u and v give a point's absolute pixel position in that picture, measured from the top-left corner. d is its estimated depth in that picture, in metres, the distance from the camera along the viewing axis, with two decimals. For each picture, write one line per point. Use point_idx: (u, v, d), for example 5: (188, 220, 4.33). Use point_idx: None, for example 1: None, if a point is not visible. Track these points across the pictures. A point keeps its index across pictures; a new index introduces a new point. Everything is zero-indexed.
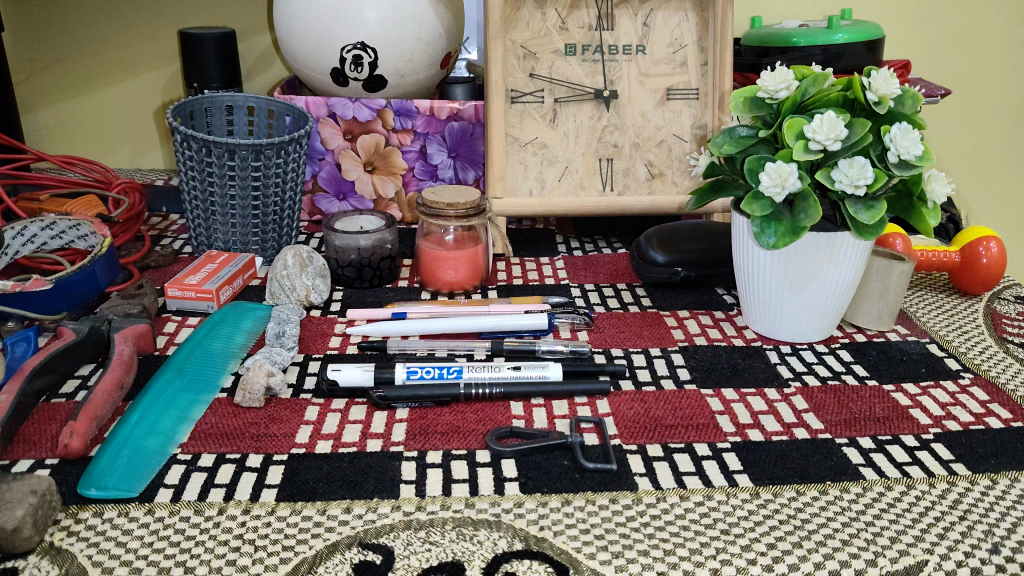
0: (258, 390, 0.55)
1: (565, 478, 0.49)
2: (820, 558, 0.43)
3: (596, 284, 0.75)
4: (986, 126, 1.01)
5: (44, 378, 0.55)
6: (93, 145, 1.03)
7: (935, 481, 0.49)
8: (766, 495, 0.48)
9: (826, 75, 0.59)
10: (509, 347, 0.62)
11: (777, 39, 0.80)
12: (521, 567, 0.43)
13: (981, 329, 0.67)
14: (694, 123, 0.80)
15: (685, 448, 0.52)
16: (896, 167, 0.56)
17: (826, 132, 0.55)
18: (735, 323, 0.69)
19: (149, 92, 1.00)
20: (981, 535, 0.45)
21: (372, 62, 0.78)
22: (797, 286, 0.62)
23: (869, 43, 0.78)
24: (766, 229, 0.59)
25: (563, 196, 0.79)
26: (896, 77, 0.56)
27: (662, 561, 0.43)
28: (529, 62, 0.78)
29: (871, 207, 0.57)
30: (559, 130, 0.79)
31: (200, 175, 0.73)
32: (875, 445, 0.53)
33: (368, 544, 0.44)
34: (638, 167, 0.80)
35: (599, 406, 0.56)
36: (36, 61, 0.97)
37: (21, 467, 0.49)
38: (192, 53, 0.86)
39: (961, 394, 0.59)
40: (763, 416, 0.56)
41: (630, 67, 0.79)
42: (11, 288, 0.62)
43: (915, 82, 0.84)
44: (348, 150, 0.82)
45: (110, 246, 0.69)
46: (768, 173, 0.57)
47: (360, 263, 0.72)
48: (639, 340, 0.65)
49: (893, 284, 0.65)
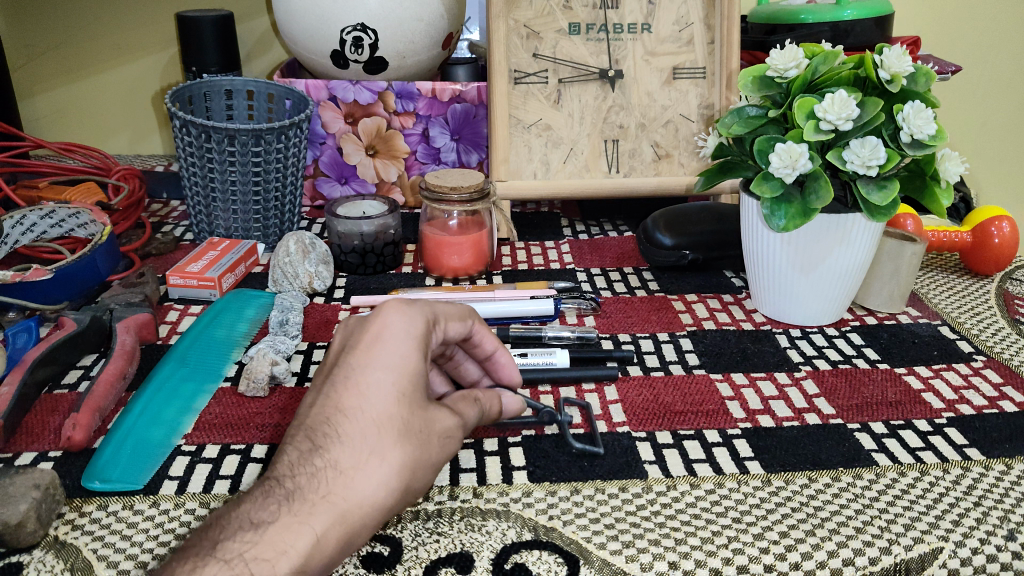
0: (261, 379, 0.54)
1: (574, 467, 0.48)
2: (834, 546, 0.43)
3: (603, 268, 0.74)
4: (999, 102, 0.99)
5: (46, 369, 0.54)
6: (91, 131, 1.02)
7: (949, 467, 0.49)
8: (777, 482, 0.47)
9: (837, 53, 0.57)
10: (515, 333, 0.61)
11: (784, 16, 0.78)
12: (531, 558, 0.42)
13: (993, 311, 0.67)
14: (700, 102, 0.79)
15: (694, 435, 0.52)
16: (909, 147, 0.55)
17: (838, 111, 0.54)
18: (744, 306, 0.68)
19: (146, 77, 0.99)
20: (996, 522, 0.44)
21: (372, 43, 0.77)
22: (806, 269, 0.61)
23: (880, 19, 0.76)
24: (776, 210, 0.58)
25: (567, 178, 0.78)
26: (909, 54, 0.54)
27: (673, 551, 0.42)
28: (532, 41, 0.77)
29: (882, 187, 0.56)
30: (563, 111, 0.78)
31: (200, 160, 0.72)
32: (888, 430, 0.52)
33: (376, 535, 0.43)
34: (644, 147, 0.79)
35: (608, 393, 0.56)
36: (34, 47, 0.96)
37: (25, 460, 0.49)
38: (190, 37, 0.84)
39: (974, 377, 0.58)
40: (774, 401, 0.55)
41: (635, 46, 0.78)
42: (11, 277, 0.61)
43: (926, 58, 0.82)
44: (349, 134, 0.81)
45: (110, 234, 0.68)
46: (778, 153, 0.56)
47: (363, 248, 0.72)
48: (647, 325, 0.65)
49: (905, 265, 0.64)
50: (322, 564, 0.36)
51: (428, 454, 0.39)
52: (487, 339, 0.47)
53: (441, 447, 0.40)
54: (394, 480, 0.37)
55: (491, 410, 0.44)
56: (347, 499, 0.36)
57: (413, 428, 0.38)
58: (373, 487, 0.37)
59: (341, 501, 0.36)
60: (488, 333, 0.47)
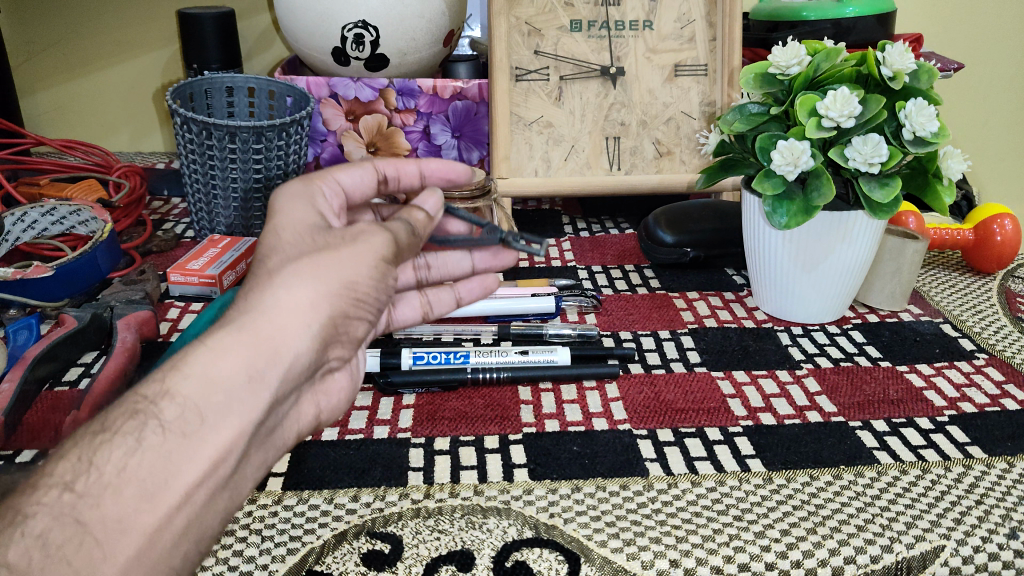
0: None
1: (575, 465, 0.48)
2: (835, 544, 0.42)
3: (604, 266, 0.74)
4: (1001, 99, 0.99)
5: (47, 366, 0.54)
6: (92, 129, 1.02)
7: (951, 465, 0.49)
8: (778, 480, 0.47)
9: (839, 50, 0.57)
10: (515, 331, 0.61)
11: (786, 13, 0.78)
12: (531, 555, 0.42)
13: (994, 308, 0.66)
14: (702, 99, 0.79)
15: (695, 433, 0.52)
16: (912, 144, 0.55)
17: (840, 108, 0.54)
18: (746, 304, 0.68)
19: (147, 74, 0.99)
20: (998, 520, 0.44)
21: (373, 40, 0.76)
22: (807, 266, 0.61)
23: (882, 16, 0.76)
24: (778, 208, 0.58)
25: (569, 176, 0.78)
26: (911, 51, 0.54)
27: (674, 549, 0.42)
28: (534, 39, 0.77)
29: (885, 185, 0.56)
30: (564, 108, 0.78)
31: (200, 157, 0.72)
32: (889, 428, 0.52)
33: (377, 533, 0.43)
34: (646, 145, 0.79)
35: (609, 391, 0.56)
36: (35, 44, 0.96)
37: (25, 458, 0.49)
38: (191, 34, 0.84)
39: (976, 375, 0.58)
40: (775, 399, 0.55)
41: (637, 43, 0.78)
42: (12, 275, 0.61)
43: (929, 56, 0.82)
44: (350, 131, 0.81)
45: (111, 231, 0.68)
46: (779, 150, 0.56)
47: None
48: (647, 322, 0.65)
49: (907, 263, 0.64)
50: (243, 377, 0.31)
51: (337, 252, 0.35)
52: (403, 166, 0.43)
53: (356, 250, 0.35)
54: (294, 281, 0.34)
55: (418, 221, 0.39)
56: (249, 311, 0.33)
57: (305, 245, 0.35)
58: (277, 290, 0.33)
59: (240, 315, 0.33)
60: (399, 159, 0.43)
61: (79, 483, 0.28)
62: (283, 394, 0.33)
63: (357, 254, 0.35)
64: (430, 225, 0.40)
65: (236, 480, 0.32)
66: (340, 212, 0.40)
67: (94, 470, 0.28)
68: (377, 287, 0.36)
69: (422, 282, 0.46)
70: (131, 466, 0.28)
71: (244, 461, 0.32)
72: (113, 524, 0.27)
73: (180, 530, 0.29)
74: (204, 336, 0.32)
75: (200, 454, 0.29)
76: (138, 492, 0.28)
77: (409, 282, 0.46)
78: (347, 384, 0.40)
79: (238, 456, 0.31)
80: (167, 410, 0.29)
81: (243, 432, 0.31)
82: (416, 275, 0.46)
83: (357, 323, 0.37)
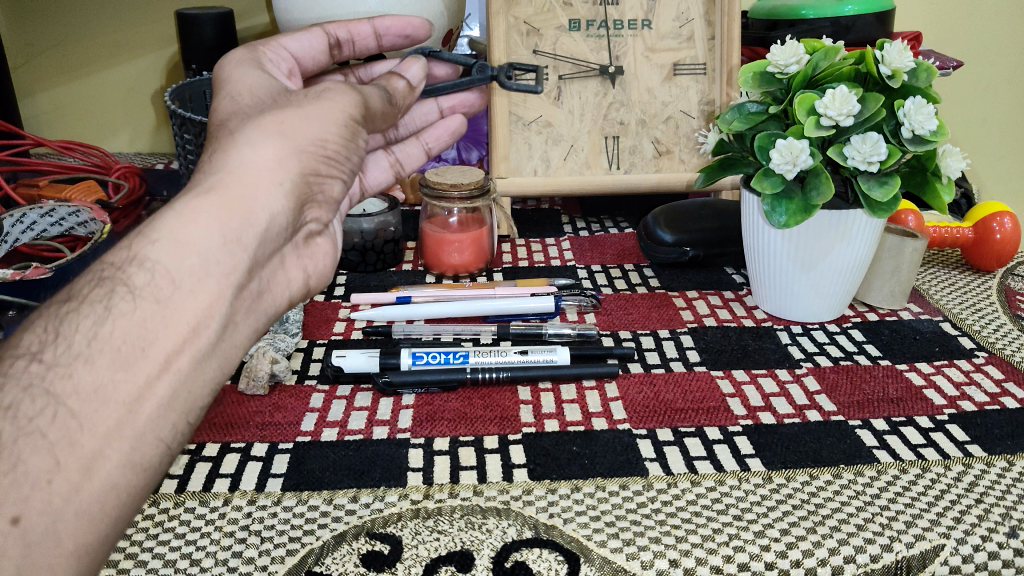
0: (262, 378, 0.55)
1: (575, 465, 0.48)
2: (835, 543, 0.42)
3: (603, 265, 0.74)
4: (1000, 96, 0.99)
5: None
6: (92, 130, 1.02)
7: (950, 464, 0.49)
8: (778, 480, 0.47)
9: (837, 48, 0.57)
10: (515, 330, 0.61)
11: (785, 12, 0.78)
12: (531, 555, 0.42)
13: (993, 306, 0.66)
14: (701, 98, 0.79)
15: (695, 433, 0.52)
16: (910, 142, 0.55)
17: (838, 107, 0.54)
18: (746, 303, 0.68)
19: (147, 76, 0.99)
20: (997, 519, 0.44)
21: None
22: (807, 265, 0.61)
23: (881, 14, 0.76)
24: (777, 207, 0.58)
25: (568, 175, 0.79)
26: (909, 49, 0.54)
27: (673, 549, 0.42)
28: (532, 38, 0.76)
29: (884, 183, 0.56)
30: (563, 108, 0.78)
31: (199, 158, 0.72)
32: (889, 427, 0.52)
33: (376, 534, 0.43)
34: (645, 144, 0.79)
35: (609, 390, 0.56)
36: (34, 45, 0.96)
37: None
38: (190, 35, 0.84)
39: (976, 373, 0.58)
40: (775, 399, 0.55)
41: (635, 42, 0.77)
42: (12, 277, 0.61)
43: (928, 54, 0.82)
44: None
45: (110, 233, 0.68)
46: (778, 149, 0.56)
47: (364, 246, 0.71)
48: (647, 321, 0.65)
49: (906, 260, 0.64)
50: (215, 240, 0.34)
51: (299, 117, 0.38)
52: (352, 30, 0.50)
53: (319, 108, 0.39)
54: (256, 141, 0.37)
55: (395, 88, 0.45)
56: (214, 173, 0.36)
57: (265, 107, 0.39)
58: (240, 151, 0.36)
59: (206, 184, 0.35)
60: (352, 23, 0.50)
61: (46, 354, 0.30)
62: (260, 258, 0.36)
63: (319, 111, 0.39)
64: (412, 92, 0.47)
65: (223, 350, 0.34)
66: (291, 74, 0.46)
67: (62, 343, 0.30)
68: (346, 147, 0.40)
69: (389, 142, 0.54)
70: (102, 334, 0.31)
71: (229, 325, 0.35)
72: (89, 394, 0.30)
73: (163, 400, 0.32)
74: (173, 207, 0.34)
75: (174, 317, 0.32)
76: (112, 361, 0.30)
77: (378, 143, 0.53)
78: (330, 250, 0.43)
79: (218, 322, 0.34)
80: (136, 276, 0.32)
81: (220, 294, 0.34)
82: (386, 137, 0.54)
83: (332, 182, 0.41)
